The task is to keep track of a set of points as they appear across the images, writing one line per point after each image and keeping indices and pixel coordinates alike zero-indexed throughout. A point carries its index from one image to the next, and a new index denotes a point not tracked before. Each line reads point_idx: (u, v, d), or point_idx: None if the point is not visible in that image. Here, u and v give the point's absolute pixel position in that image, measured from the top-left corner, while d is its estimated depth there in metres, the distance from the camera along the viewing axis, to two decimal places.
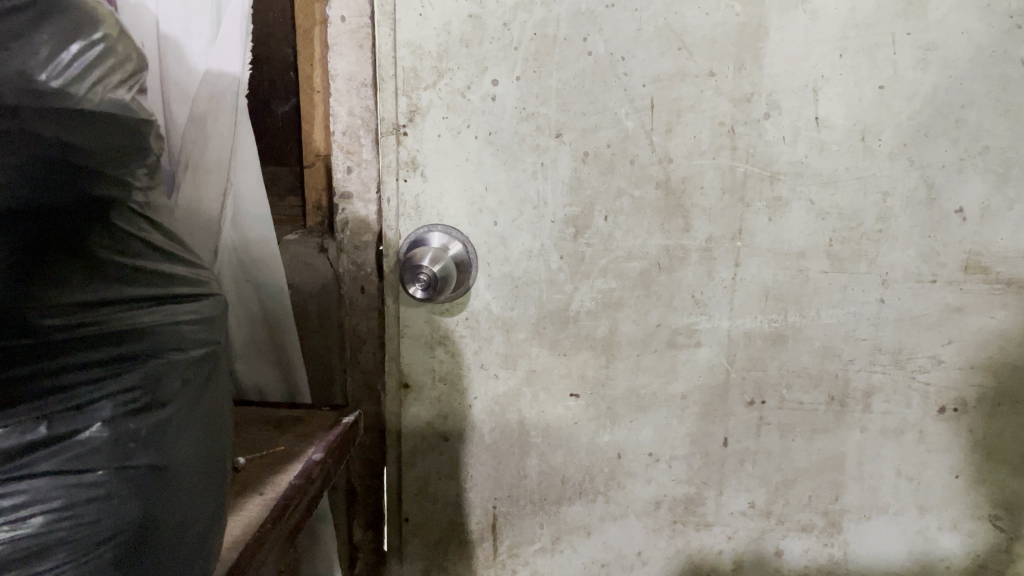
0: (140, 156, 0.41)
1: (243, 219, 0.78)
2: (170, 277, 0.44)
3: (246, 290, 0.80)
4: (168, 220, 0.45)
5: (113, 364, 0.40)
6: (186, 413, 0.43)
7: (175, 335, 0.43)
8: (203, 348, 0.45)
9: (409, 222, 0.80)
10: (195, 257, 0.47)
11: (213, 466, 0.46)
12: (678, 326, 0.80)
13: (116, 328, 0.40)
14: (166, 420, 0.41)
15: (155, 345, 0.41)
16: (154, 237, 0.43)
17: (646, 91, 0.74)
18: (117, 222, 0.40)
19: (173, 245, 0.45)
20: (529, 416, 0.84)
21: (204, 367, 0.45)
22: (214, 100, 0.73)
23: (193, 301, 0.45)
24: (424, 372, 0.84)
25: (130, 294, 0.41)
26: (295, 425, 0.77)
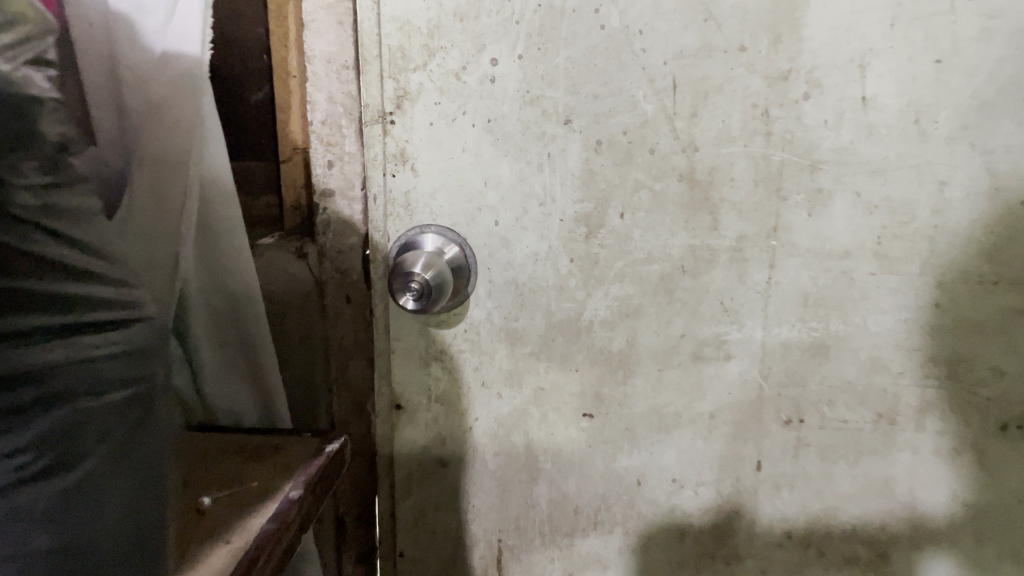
0: (32, 146, 0.31)
1: (211, 220, 0.69)
2: (85, 303, 0.34)
3: (216, 302, 0.71)
4: (91, 226, 0.35)
5: (12, 419, 0.31)
6: (104, 468, 0.36)
7: (89, 376, 0.35)
8: (125, 387, 0.37)
9: (399, 223, 0.71)
10: (120, 273, 0.37)
11: (136, 511, 0.38)
12: (705, 337, 0.71)
13: (17, 374, 0.31)
14: (76, 486, 0.34)
15: (65, 392, 0.33)
16: (61, 252, 0.33)
17: (667, 69, 0.65)
18: (11, 238, 0.30)
19: (92, 260, 0.35)
20: (537, 440, 0.75)
21: (128, 410, 0.37)
22: (174, 85, 0.64)
23: (113, 331, 0.36)
24: (418, 392, 0.75)
25: (33, 326, 0.32)
26: (271, 454, 0.67)
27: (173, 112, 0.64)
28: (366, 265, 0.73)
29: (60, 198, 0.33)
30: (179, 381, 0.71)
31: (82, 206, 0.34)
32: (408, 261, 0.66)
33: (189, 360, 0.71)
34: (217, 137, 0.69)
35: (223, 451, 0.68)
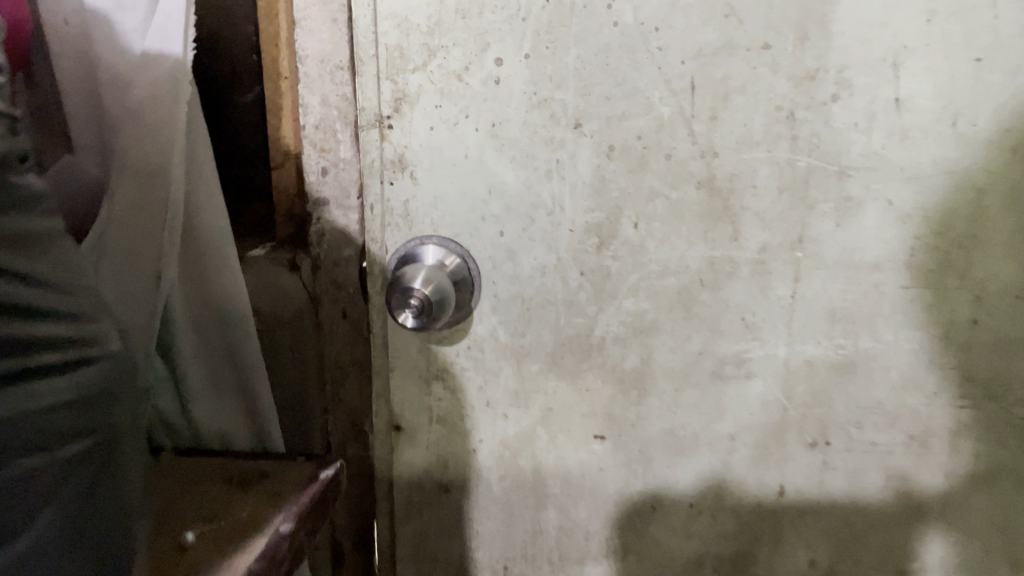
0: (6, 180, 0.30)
1: (199, 231, 0.64)
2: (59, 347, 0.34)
3: (204, 318, 0.66)
4: (66, 268, 0.34)
5: None
6: (65, 521, 0.35)
7: (56, 424, 0.34)
8: (89, 435, 0.36)
9: (398, 234, 0.66)
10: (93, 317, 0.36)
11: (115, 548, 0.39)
12: (725, 354, 0.66)
13: None
14: (35, 540, 0.33)
15: (30, 441, 0.32)
16: (34, 294, 0.32)
17: (684, 69, 0.60)
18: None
19: (66, 303, 0.34)
20: (545, 463, 0.70)
21: (91, 457, 0.36)
22: (155, 87, 0.58)
23: (79, 375, 0.35)
24: (418, 413, 0.70)
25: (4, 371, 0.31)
26: (261, 483, 0.63)
27: (153, 119, 0.59)
28: (363, 277, 0.69)
29: (18, 227, 0.31)
30: (164, 403, 0.67)
31: (60, 247, 0.34)
32: (405, 279, 0.62)
33: (174, 382, 0.67)
34: (204, 144, 0.64)
35: (209, 480, 0.63)
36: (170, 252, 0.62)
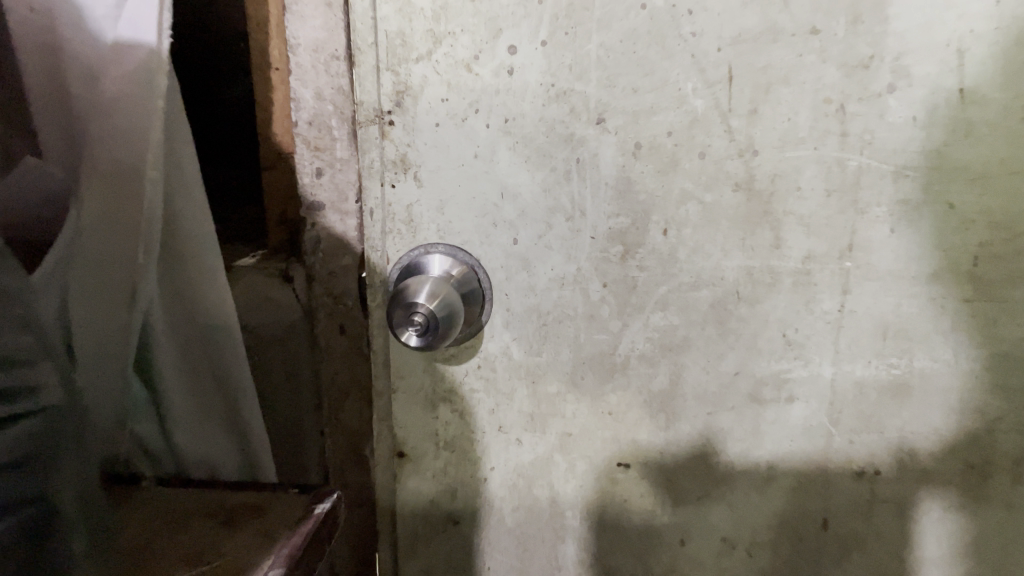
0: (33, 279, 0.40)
1: (179, 241, 0.58)
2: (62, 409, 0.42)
3: (188, 336, 0.60)
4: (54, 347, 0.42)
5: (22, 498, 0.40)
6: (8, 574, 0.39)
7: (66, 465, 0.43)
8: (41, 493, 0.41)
9: (400, 241, 0.60)
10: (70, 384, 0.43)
11: None
12: (763, 375, 0.60)
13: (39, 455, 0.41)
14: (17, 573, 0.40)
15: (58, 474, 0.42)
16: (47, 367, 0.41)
17: (721, 57, 0.53)
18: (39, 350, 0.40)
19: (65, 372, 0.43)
20: (562, 492, 0.64)
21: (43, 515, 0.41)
22: (129, 83, 0.52)
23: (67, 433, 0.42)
24: (423, 439, 0.64)
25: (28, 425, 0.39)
26: (249, 520, 0.56)
27: (124, 116, 0.52)
28: (364, 289, 0.62)
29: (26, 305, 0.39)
30: (144, 428, 0.61)
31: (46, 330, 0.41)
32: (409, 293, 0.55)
33: (156, 406, 0.61)
34: (187, 143, 0.57)
35: (192, 518, 0.57)
36: (148, 264, 0.56)
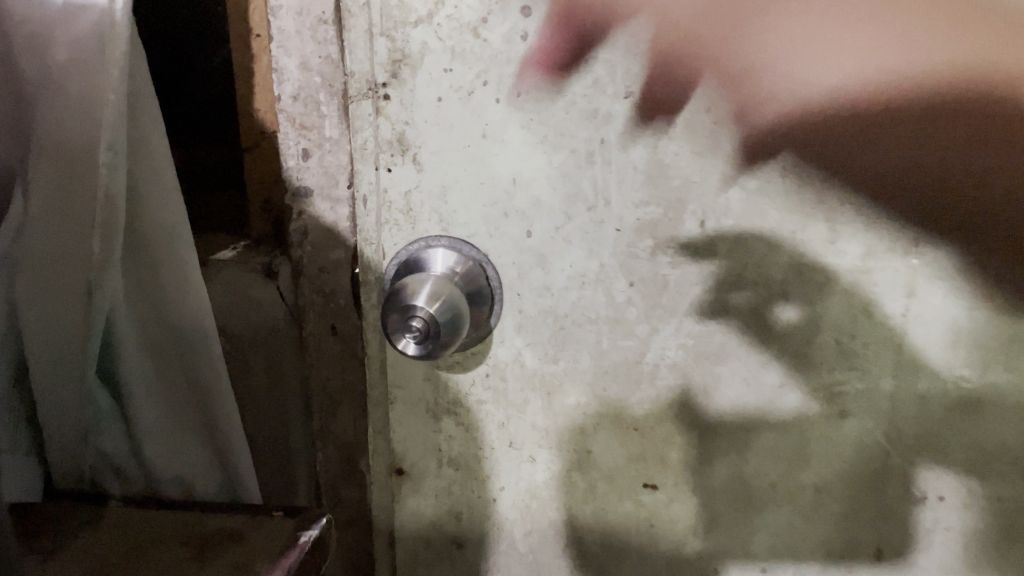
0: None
1: (146, 233, 0.51)
2: None
3: (159, 341, 0.53)
4: None
5: None
6: None
7: None
8: None
9: (398, 233, 0.53)
10: None
11: None
12: (812, 388, 0.52)
13: None
14: None
15: None
16: None
17: (772, 19, 0.45)
18: None
19: None
20: (579, 516, 0.57)
21: None
22: (80, 49, 0.44)
23: None
24: (425, 455, 0.57)
25: None
26: (221, 553, 0.49)
27: (76, 90, 0.45)
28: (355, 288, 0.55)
29: None
30: (111, 442, 0.55)
31: None
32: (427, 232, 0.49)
33: (123, 417, 0.54)
34: (154, 122, 0.50)
35: (159, 548, 0.50)
36: (112, 262, 0.48)
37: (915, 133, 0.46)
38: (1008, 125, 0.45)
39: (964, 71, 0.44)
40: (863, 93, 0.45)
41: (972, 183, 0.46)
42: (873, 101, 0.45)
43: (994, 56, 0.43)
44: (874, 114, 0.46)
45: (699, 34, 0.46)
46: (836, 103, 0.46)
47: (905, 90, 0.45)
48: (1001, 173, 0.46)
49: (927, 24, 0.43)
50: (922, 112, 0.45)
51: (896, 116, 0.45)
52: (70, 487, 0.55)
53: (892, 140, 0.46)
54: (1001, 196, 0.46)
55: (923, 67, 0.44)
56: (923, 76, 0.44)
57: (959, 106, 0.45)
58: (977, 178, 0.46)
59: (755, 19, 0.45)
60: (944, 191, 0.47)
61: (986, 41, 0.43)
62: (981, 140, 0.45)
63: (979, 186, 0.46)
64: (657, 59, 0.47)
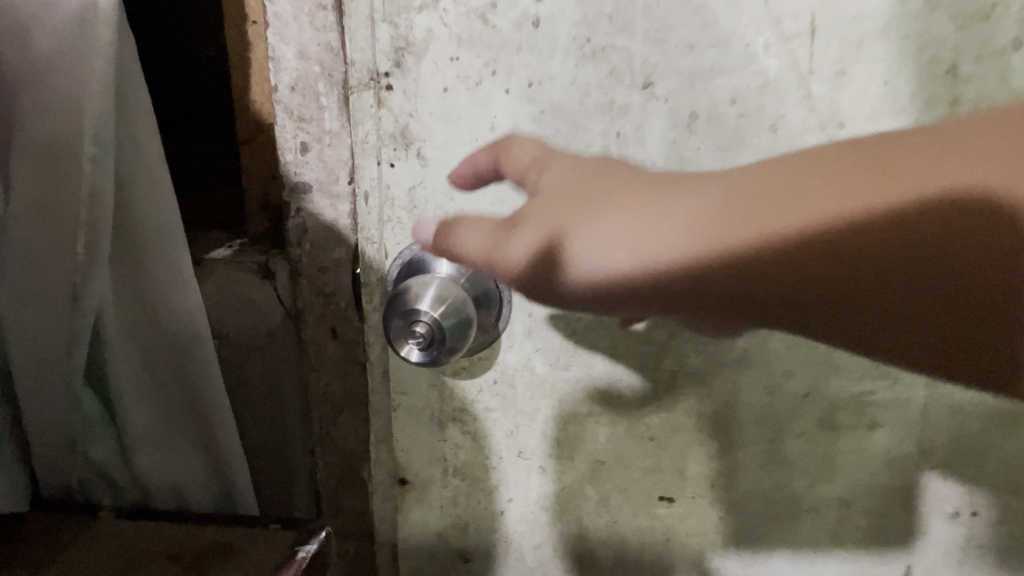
0: None
1: (136, 235, 0.47)
2: None
3: (150, 347, 0.50)
4: None
5: None
6: None
7: None
8: None
9: (401, 232, 0.49)
10: None
11: None
12: (840, 399, 0.49)
13: None
14: None
15: None
16: None
17: (802, 4, 0.42)
18: None
19: None
20: (591, 528, 0.55)
21: None
22: (61, 38, 0.41)
23: None
24: (429, 465, 0.55)
25: None
26: (218, 571, 0.47)
27: (57, 83, 0.41)
28: (355, 289, 0.52)
29: None
30: (100, 450, 0.52)
31: None
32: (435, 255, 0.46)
33: (114, 424, 0.52)
34: (146, 116, 0.46)
35: (152, 563, 0.47)
36: (100, 265, 0.46)
37: (864, 317, 0.34)
38: (922, 258, 0.31)
39: (919, 204, 0.30)
40: (798, 255, 0.32)
41: (941, 360, 0.34)
42: (811, 275, 0.33)
43: (931, 172, 0.30)
44: (811, 279, 0.33)
45: (607, 259, 0.35)
46: (754, 285, 0.34)
47: (852, 248, 0.31)
48: (973, 294, 0.31)
49: (813, 186, 0.32)
50: (880, 292, 0.32)
51: (845, 291, 0.33)
52: (59, 496, 0.52)
53: (825, 322, 0.34)
54: (969, 319, 0.32)
55: (855, 212, 0.31)
56: (862, 209, 0.31)
57: (931, 258, 0.31)
58: (946, 302, 0.32)
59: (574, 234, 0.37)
60: (932, 353, 0.34)
61: (927, 172, 0.30)
62: (920, 288, 0.32)
63: (951, 342, 0.33)
64: (570, 269, 0.37)
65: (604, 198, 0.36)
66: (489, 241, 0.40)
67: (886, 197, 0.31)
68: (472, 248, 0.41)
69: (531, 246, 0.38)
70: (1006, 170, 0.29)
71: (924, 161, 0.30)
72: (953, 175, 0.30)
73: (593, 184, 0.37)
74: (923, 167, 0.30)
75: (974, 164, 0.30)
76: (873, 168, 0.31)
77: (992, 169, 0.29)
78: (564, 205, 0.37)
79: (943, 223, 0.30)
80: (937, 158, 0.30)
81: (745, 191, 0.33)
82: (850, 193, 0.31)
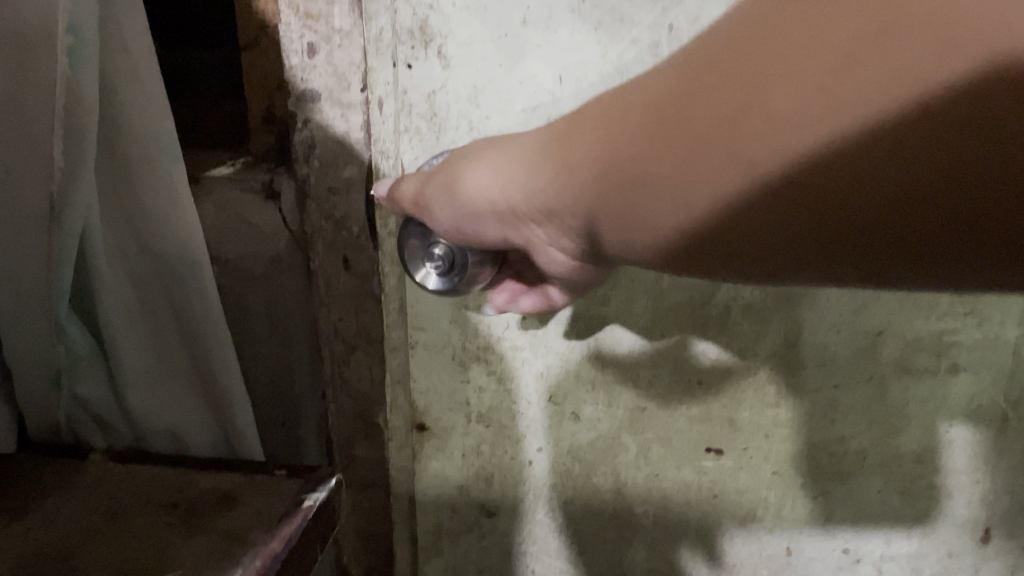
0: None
1: (125, 148, 0.42)
2: None
3: (143, 271, 0.45)
4: None
5: None
6: None
7: None
8: None
9: (418, 143, 0.45)
10: None
11: None
12: (919, 338, 0.47)
13: None
14: None
15: None
16: None
17: None
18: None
19: None
20: (630, 481, 0.52)
21: None
22: None
23: None
24: (450, 410, 0.50)
25: None
26: (214, 519, 0.42)
27: None
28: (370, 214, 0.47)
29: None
30: (89, 388, 0.48)
31: None
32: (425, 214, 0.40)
33: (105, 358, 0.47)
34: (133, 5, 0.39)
35: (143, 509, 0.43)
36: (83, 183, 0.39)
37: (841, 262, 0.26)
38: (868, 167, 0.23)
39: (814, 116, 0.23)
40: (700, 212, 0.27)
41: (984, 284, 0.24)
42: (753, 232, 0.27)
43: (814, 45, 0.23)
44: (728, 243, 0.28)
45: (528, 199, 0.34)
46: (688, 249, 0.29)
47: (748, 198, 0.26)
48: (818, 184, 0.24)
49: (698, 126, 0.26)
50: (833, 238, 0.25)
51: (789, 252, 0.27)
52: (47, 438, 0.48)
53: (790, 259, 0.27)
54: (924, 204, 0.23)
55: (749, 153, 0.25)
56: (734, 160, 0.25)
57: (884, 168, 0.23)
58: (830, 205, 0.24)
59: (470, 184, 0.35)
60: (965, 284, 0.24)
61: (800, 65, 0.23)
62: (904, 192, 0.23)
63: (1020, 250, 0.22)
64: (491, 215, 0.36)
65: (521, 148, 0.34)
66: (420, 186, 0.38)
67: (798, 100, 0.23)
68: (407, 194, 0.39)
69: (452, 196, 0.36)
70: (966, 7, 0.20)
71: (804, 37, 0.23)
72: (870, 45, 0.22)
73: (504, 137, 0.37)
74: (782, 61, 0.24)
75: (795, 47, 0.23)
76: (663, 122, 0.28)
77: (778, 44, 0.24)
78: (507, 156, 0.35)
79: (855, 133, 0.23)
80: (833, 21, 0.23)
81: (637, 127, 0.28)
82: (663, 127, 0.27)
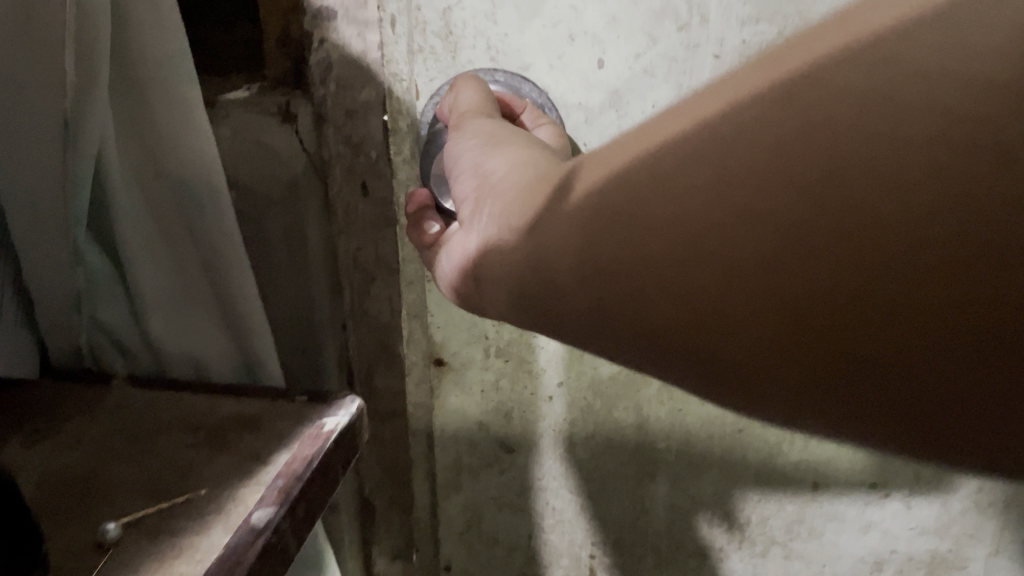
0: None
1: (139, 72, 0.41)
2: None
3: (158, 196, 0.45)
4: None
5: None
6: None
7: None
8: None
9: (433, 64, 0.47)
10: None
11: None
12: None
13: None
14: None
15: None
16: None
17: None
18: None
19: None
20: (652, 416, 0.55)
21: None
22: None
23: None
24: (471, 342, 0.53)
25: None
26: (236, 442, 0.42)
27: None
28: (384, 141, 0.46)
29: None
30: (108, 315, 0.48)
31: None
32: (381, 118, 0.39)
33: (124, 285, 0.47)
34: None
35: (167, 432, 0.43)
36: (99, 111, 0.38)
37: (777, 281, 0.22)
38: (701, 166, 0.24)
39: (726, 105, 0.24)
40: (560, 224, 0.29)
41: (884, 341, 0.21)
42: (665, 221, 0.25)
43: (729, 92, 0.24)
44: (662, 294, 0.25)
45: (476, 170, 0.37)
46: (633, 267, 0.26)
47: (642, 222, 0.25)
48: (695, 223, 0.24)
49: (613, 159, 0.28)
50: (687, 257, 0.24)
51: (694, 274, 0.24)
52: (70, 364, 0.48)
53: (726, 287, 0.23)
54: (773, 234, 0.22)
55: (622, 178, 0.27)
56: (665, 196, 0.25)
57: (716, 182, 0.23)
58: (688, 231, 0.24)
59: (475, 141, 0.38)
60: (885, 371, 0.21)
61: (737, 83, 0.24)
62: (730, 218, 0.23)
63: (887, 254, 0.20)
64: (469, 175, 0.37)
65: (517, 153, 0.36)
66: (471, 105, 0.42)
67: (730, 95, 0.24)
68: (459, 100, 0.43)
69: (459, 136, 0.40)
70: (816, 46, 0.22)
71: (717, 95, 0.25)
72: (764, 82, 0.23)
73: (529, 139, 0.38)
74: (682, 115, 0.26)
75: (706, 102, 0.25)
76: (605, 158, 0.28)
77: (706, 100, 0.25)
78: (490, 147, 0.37)
79: (772, 134, 0.22)
80: (744, 82, 0.24)
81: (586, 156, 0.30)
82: (605, 162, 0.28)
